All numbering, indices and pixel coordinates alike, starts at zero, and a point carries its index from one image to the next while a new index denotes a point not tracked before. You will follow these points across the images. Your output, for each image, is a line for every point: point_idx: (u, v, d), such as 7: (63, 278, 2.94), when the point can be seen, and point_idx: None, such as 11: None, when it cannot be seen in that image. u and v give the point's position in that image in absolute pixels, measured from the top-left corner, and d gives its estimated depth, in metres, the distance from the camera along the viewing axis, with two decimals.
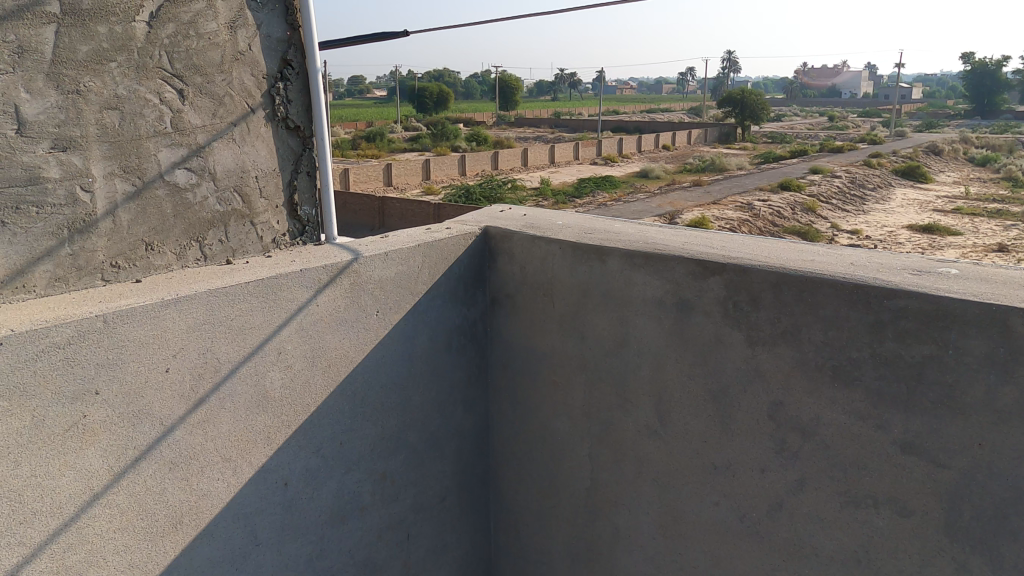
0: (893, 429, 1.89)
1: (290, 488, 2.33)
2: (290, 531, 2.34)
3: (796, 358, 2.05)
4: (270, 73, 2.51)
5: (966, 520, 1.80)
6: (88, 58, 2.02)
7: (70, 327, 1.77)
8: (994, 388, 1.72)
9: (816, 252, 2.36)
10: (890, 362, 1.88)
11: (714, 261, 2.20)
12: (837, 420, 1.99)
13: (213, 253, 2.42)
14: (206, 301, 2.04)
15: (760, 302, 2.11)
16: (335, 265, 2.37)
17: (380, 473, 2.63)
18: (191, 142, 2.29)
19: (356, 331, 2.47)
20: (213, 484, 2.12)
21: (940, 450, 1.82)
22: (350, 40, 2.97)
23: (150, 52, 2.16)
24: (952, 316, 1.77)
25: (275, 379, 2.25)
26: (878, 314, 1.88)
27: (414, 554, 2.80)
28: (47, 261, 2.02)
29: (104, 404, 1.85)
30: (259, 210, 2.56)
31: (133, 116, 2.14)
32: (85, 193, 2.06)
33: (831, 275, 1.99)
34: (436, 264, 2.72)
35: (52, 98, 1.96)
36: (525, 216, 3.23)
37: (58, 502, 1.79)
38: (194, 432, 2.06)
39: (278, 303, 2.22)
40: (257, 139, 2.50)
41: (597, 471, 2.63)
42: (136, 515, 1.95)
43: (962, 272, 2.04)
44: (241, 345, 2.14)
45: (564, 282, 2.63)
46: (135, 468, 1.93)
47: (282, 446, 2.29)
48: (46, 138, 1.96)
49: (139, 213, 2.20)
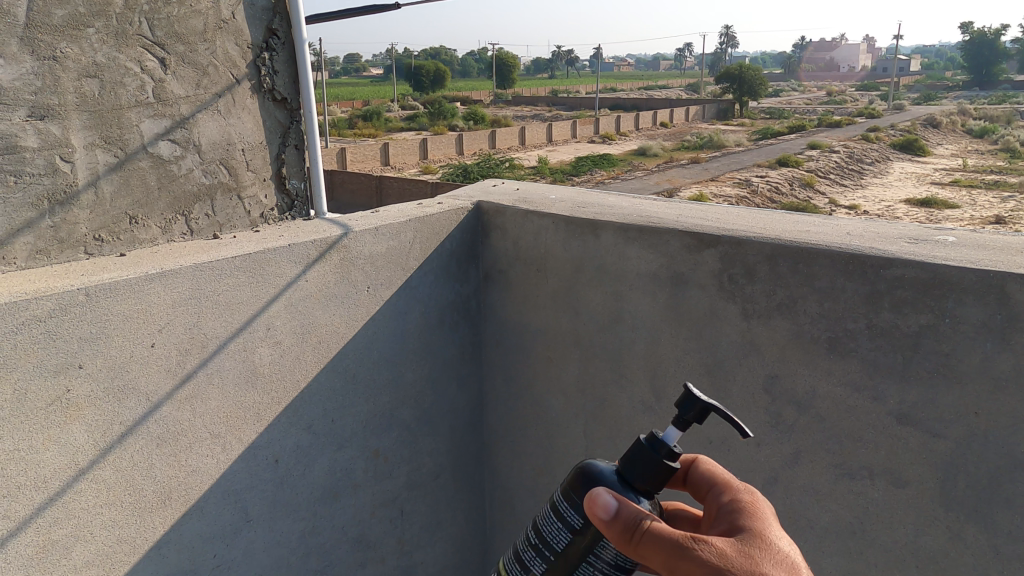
0: (889, 399, 1.86)
1: (280, 466, 2.31)
2: (281, 508, 2.32)
3: (792, 330, 2.02)
4: (256, 43, 2.47)
5: (962, 489, 1.78)
6: (65, 23, 1.97)
7: (50, 300, 1.73)
8: (990, 355, 1.69)
9: (811, 222, 2.32)
10: (886, 333, 1.85)
11: (709, 233, 2.16)
12: (833, 392, 1.96)
13: (199, 228, 2.39)
14: (192, 274, 2.00)
15: (755, 275, 2.07)
16: (323, 239, 2.33)
17: (374, 450, 2.60)
18: (173, 114, 2.25)
19: (347, 307, 2.44)
20: (202, 460, 2.10)
21: (936, 420, 1.79)
22: (340, 14, 2.92)
23: (129, 19, 2.11)
24: (949, 283, 1.74)
25: (264, 355, 2.22)
26: (874, 283, 1.85)
27: (409, 530, 2.79)
28: (28, 232, 1.98)
29: (88, 378, 1.82)
30: (247, 184, 2.53)
31: (113, 85, 2.10)
32: (65, 163, 2.03)
33: (827, 244, 1.96)
34: (428, 238, 2.68)
35: (27, 65, 1.92)
36: (519, 190, 3.19)
37: (43, 476, 1.77)
38: (182, 408, 2.03)
39: (265, 277, 2.18)
40: (243, 110, 2.46)
41: (592, 447, 2.61)
42: (124, 490, 1.93)
43: (961, 240, 2.01)
44: (229, 321, 2.11)
45: (557, 256, 2.60)
46: (121, 444, 1.91)
47: (272, 423, 2.27)
48: (23, 106, 1.92)
49: (123, 185, 2.16)
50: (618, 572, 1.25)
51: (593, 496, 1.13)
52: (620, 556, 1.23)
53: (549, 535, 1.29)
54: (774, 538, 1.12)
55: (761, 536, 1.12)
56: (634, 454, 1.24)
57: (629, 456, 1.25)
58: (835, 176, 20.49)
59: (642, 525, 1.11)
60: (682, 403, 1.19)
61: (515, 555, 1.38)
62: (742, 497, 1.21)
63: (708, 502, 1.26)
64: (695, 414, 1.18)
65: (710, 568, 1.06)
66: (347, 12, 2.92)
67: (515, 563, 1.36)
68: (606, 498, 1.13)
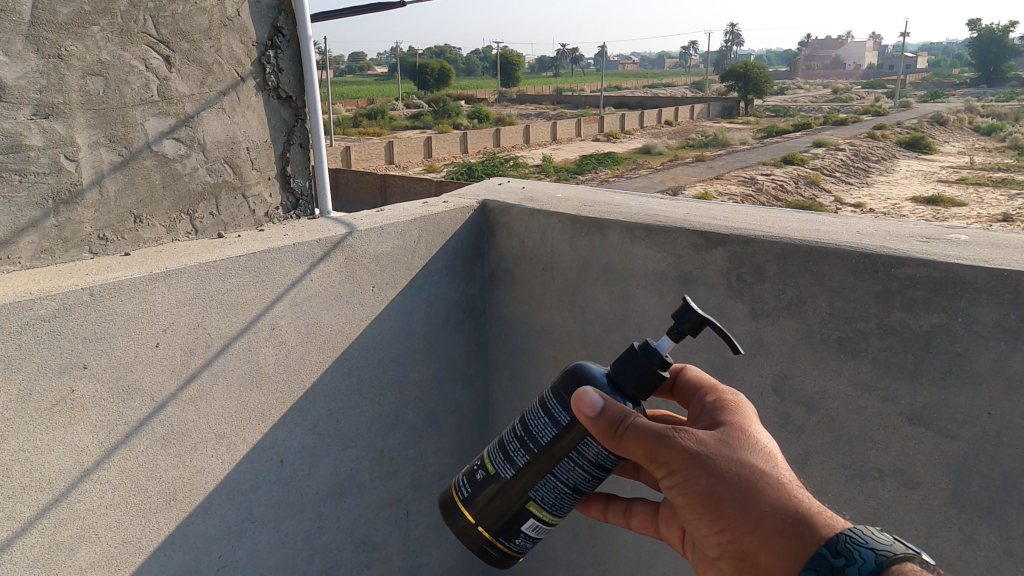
0: (900, 400, 1.84)
1: (285, 466, 2.29)
2: (286, 508, 2.31)
3: (802, 330, 2.00)
4: (261, 41, 2.45)
5: (975, 490, 1.76)
6: (70, 21, 1.96)
7: (55, 299, 1.72)
8: (1004, 355, 1.67)
9: (820, 221, 2.30)
10: (897, 333, 1.83)
11: (717, 232, 2.14)
12: (843, 392, 1.94)
13: (204, 227, 2.38)
14: (196, 273, 1.99)
15: (764, 274, 2.05)
16: (328, 238, 2.31)
17: (379, 450, 2.59)
18: (178, 112, 2.24)
19: (352, 307, 2.42)
20: (207, 460, 2.09)
21: (948, 421, 1.77)
22: (345, 12, 2.90)
23: (134, 16, 2.09)
24: (961, 282, 1.72)
25: (269, 354, 2.20)
26: (886, 283, 1.83)
27: (414, 530, 2.77)
28: (33, 231, 1.97)
29: (93, 378, 1.81)
30: (252, 183, 2.51)
31: (118, 83, 2.08)
32: (70, 162, 2.01)
33: (838, 243, 1.94)
34: (434, 237, 2.67)
35: (33, 63, 1.90)
36: (524, 189, 3.17)
37: (48, 476, 1.75)
38: (187, 408, 2.02)
39: (270, 276, 2.17)
40: (248, 108, 2.44)
41: None
42: (129, 491, 1.92)
43: (973, 238, 1.99)
44: (233, 321, 2.09)
45: (563, 255, 2.58)
46: (126, 444, 1.89)
47: (277, 423, 2.25)
48: (28, 104, 1.91)
49: (127, 183, 2.15)
50: (596, 469, 1.40)
51: (582, 394, 1.28)
52: (601, 454, 1.37)
53: (533, 429, 1.43)
54: (753, 431, 1.23)
55: (738, 428, 1.24)
56: (627, 360, 1.40)
57: (620, 362, 1.41)
58: (841, 174, 20.42)
59: (623, 417, 1.24)
60: (678, 316, 1.37)
61: (495, 450, 1.51)
62: (720, 397, 1.35)
63: (694, 403, 1.40)
64: (690, 326, 1.36)
65: (690, 454, 1.16)
66: (352, 10, 2.91)
67: (495, 455, 1.50)
68: (592, 396, 1.29)
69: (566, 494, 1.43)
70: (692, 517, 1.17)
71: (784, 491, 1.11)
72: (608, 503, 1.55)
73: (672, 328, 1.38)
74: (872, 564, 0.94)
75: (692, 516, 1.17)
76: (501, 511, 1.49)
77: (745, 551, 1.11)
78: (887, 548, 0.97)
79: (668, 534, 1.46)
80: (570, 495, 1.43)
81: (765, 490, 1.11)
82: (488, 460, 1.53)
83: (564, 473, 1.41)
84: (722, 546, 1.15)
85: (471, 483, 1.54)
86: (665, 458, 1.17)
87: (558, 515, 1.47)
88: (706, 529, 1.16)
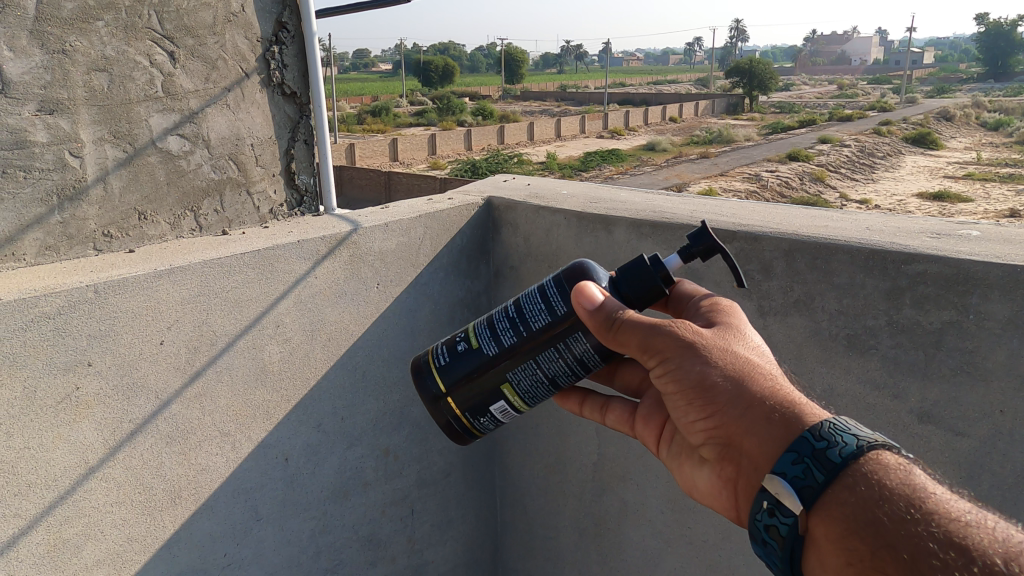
0: (910, 398, 1.83)
1: (290, 464, 2.28)
2: (291, 507, 2.30)
3: (810, 327, 1.98)
4: (265, 37, 2.44)
5: (987, 489, 1.74)
6: (74, 16, 1.95)
7: (60, 296, 1.71)
8: (1017, 352, 1.66)
9: (828, 218, 2.28)
10: (907, 330, 1.81)
11: (724, 229, 2.13)
12: (852, 390, 1.92)
13: (208, 224, 2.37)
14: (201, 271, 1.97)
15: (772, 271, 2.03)
16: (333, 236, 2.30)
17: (384, 448, 2.58)
18: (182, 108, 2.23)
19: (357, 304, 2.41)
20: (212, 458, 2.08)
21: (959, 419, 1.76)
22: (349, 8, 2.89)
23: (139, 12, 2.08)
24: (973, 279, 1.70)
25: (274, 352, 2.19)
26: (896, 279, 1.81)
27: (419, 528, 2.76)
28: (38, 228, 1.96)
29: (97, 376, 1.80)
30: (256, 179, 2.50)
31: (122, 79, 2.07)
32: (74, 158, 2.00)
33: (847, 240, 1.92)
34: (439, 235, 2.65)
35: (37, 58, 1.90)
36: (529, 186, 3.16)
37: (53, 474, 1.75)
38: (192, 406, 2.01)
39: (275, 273, 2.16)
40: (252, 105, 2.43)
41: (605, 445, 2.58)
42: (134, 489, 1.91)
43: (985, 234, 1.97)
44: (238, 318, 2.08)
45: (569, 252, 2.56)
46: (131, 442, 1.89)
47: (282, 421, 2.24)
48: (32, 100, 1.90)
49: (132, 180, 2.14)
50: (576, 367, 1.52)
51: (584, 287, 1.35)
52: (586, 352, 1.50)
53: (528, 314, 1.55)
54: (748, 334, 1.24)
55: (730, 328, 1.25)
56: (639, 270, 1.49)
57: (629, 270, 1.51)
58: (846, 170, 20.36)
59: (619, 313, 1.27)
60: (693, 238, 1.53)
61: (482, 325, 1.63)
62: (713, 300, 1.37)
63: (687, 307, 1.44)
64: (702, 249, 1.53)
65: (684, 343, 1.16)
66: (356, 6, 2.89)
67: (482, 330, 1.62)
68: (593, 292, 1.36)
69: (542, 385, 1.57)
70: (676, 404, 1.18)
71: (772, 382, 1.11)
72: (585, 397, 1.59)
73: (687, 245, 1.54)
74: (852, 448, 0.94)
75: (676, 403, 1.18)
76: (478, 384, 1.62)
77: (728, 437, 1.11)
78: (869, 436, 0.96)
79: (642, 434, 1.49)
80: (545, 387, 1.57)
81: (752, 379, 1.12)
82: (473, 334, 1.65)
83: (547, 364, 1.54)
84: (704, 434, 1.16)
85: (452, 351, 1.66)
86: (660, 346, 1.18)
87: (529, 401, 1.61)
88: (690, 416, 1.17)
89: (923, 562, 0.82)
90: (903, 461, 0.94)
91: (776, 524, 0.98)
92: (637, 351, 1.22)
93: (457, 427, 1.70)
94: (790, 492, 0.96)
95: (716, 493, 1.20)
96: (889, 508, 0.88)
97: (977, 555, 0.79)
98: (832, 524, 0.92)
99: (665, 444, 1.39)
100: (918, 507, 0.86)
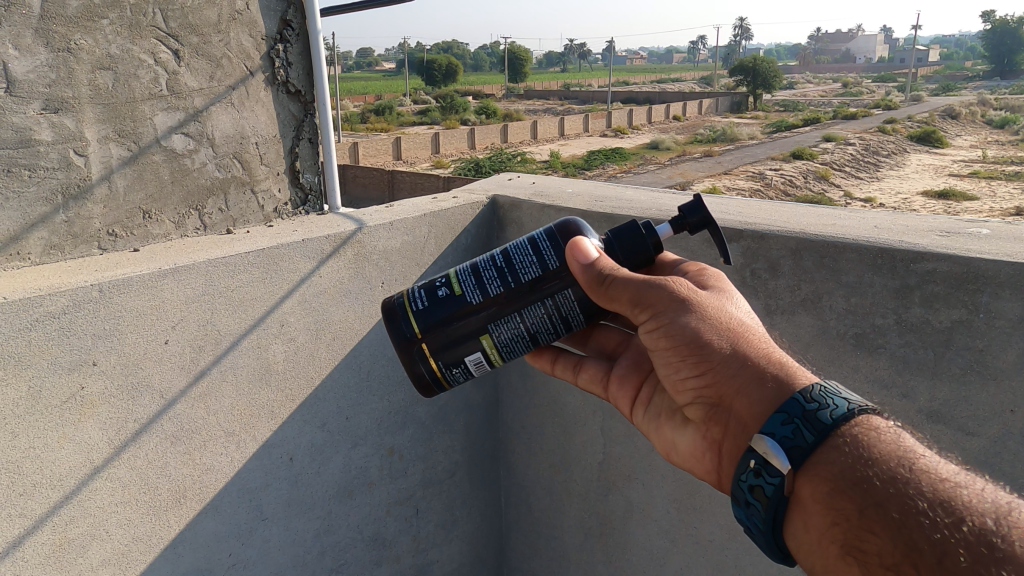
0: (919, 397, 1.81)
1: (295, 464, 2.28)
2: (296, 507, 2.29)
3: (817, 326, 1.97)
4: (270, 35, 2.43)
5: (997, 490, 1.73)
6: (79, 14, 1.94)
7: (65, 296, 1.70)
8: None
9: (836, 217, 2.27)
10: (917, 329, 1.80)
11: (730, 227, 2.11)
12: (860, 389, 1.91)
13: (213, 223, 2.36)
14: (206, 270, 1.97)
15: (779, 270, 2.02)
16: (338, 235, 2.29)
17: (389, 448, 2.57)
18: (187, 106, 2.22)
19: (361, 303, 2.40)
20: (217, 458, 2.07)
21: (969, 419, 1.74)
22: (354, 6, 2.88)
23: (143, 10, 2.07)
24: (983, 278, 1.69)
25: (279, 352, 2.18)
26: (905, 278, 1.80)
27: (424, 527, 2.76)
28: (42, 227, 1.96)
29: (102, 376, 1.79)
30: (260, 178, 2.49)
31: (127, 77, 2.07)
32: (79, 157, 2.00)
33: (855, 238, 1.90)
34: (444, 233, 2.64)
35: (42, 56, 1.89)
36: (534, 184, 3.14)
37: (59, 474, 1.74)
38: (197, 406, 2.00)
39: (280, 272, 2.15)
40: (257, 103, 2.42)
41: (611, 444, 2.57)
42: (139, 489, 1.91)
43: (995, 233, 1.95)
44: (243, 317, 2.07)
45: None
46: (136, 442, 1.88)
47: (287, 421, 2.24)
48: (37, 99, 1.90)
49: (136, 178, 2.13)
50: (558, 322, 1.53)
51: (579, 244, 1.42)
52: (571, 308, 1.51)
53: (519, 265, 1.51)
54: (737, 300, 1.29)
55: (722, 293, 1.29)
56: (634, 232, 1.53)
57: (622, 229, 1.54)
58: (851, 169, 20.31)
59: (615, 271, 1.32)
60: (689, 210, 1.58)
61: (464, 271, 1.56)
62: (703, 268, 1.41)
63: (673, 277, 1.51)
64: (696, 221, 1.57)
65: (679, 300, 1.20)
66: (361, 4, 2.89)
67: (465, 276, 1.55)
68: (588, 249, 1.42)
69: (522, 338, 1.55)
70: (668, 361, 1.22)
71: (766, 346, 1.15)
72: (557, 356, 1.62)
73: (681, 217, 1.58)
74: (844, 410, 0.97)
75: (669, 359, 1.21)
76: (458, 333, 1.55)
77: (719, 397, 1.14)
78: (857, 400, 1.00)
79: (618, 394, 1.53)
80: (525, 340, 1.55)
81: (746, 342, 1.15)
82: (452, 279, 1.58)
83: (531, 318, 1.52)
84: (694, 391, 1.19)
85: (429, 295, 1.57)
86: (653, 301, 1.22)
87: (504, 355, 1.58)
88: (682, 373, 1.20)
89: (910, 521, 0.85)
90: (892, 426, 0.98)
91: (762, 483, 1.02)
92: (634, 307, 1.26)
93: (426, 377, 1.61)
94: (778, 452, 0.99)
95: (701, 451, 1.24)
96: (875, 467, 0.91)
97: (962, 513, 0.82)
98: (820, 483, 0.95)
99: (643, 408, 1.45)
100: (905, 467, 0.90)
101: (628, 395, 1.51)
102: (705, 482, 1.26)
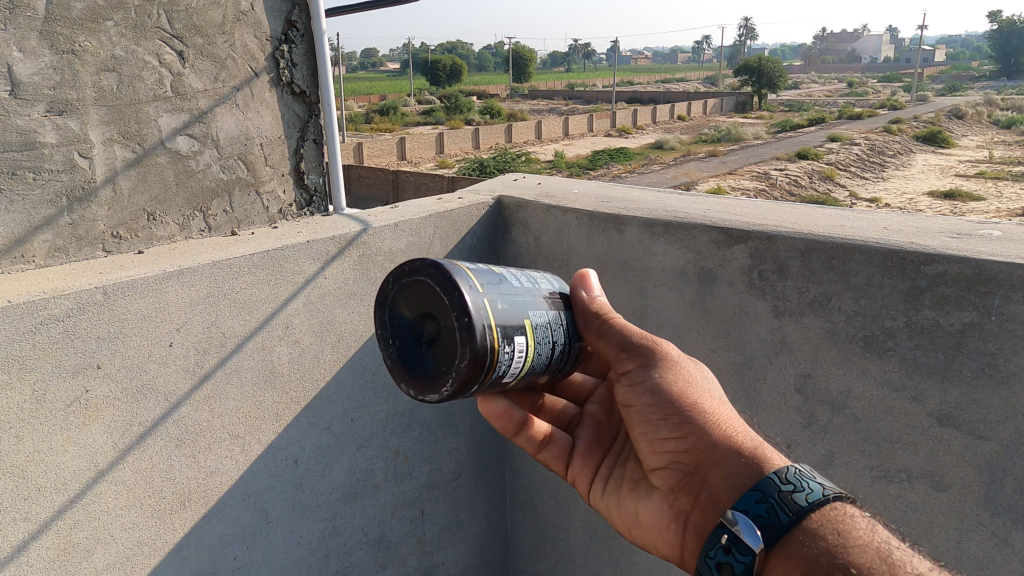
0: (929, 400, 1.80)
1: (300, 466, 2.26)
2: (301, 509, 2.28)
3: (825, 328, 1.95)
4: (275, 35, 2.42)
5: (1010, 493, 1.71)
6: (84, 16, 1.93)
7: (68, 298, 1.69)
8: None
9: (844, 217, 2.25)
10: (927, 331, 1.78)
11: (738, 228, 2.10)
12: (869, 392, 1.90)
13: (217, 224, 2.35)
14: (210, 272, 1.96)
15: (787, 271, 2.01)
16: (343, 236, 2.28)
17: (394, 450, 2.56)
18: (192, 107, 2.21)
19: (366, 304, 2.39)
20: (222, 460, 2.06)
21: (980, 422, 1.73)
22: (358, 7, 2.87)
23: (148, 11, 2.07)
24: (995, 280, 1.67)
25: (283, 354, 2.18)
26: (915, 280, 1.79)
27: (429, 530, 2.74)
28: (47, 230, 1.95)
29: (107, 378, 1.78)
30: (265, 179, 2.48)
31: (131, 78, 2.06)
32: (84, 159, 1.99)
33: (864, 239, 1.89)
34: (449, 234, 2.63)
35: (46, 58, 1.88)
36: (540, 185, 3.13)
37: (63, 478, 1.73)
38: (202, 408, 1.99)
39: (285, 273, 2.14)
40: (261, 104, 2.41)
41: None
42: (144, 493, 1.90)
43: (1006, 234, 1.93)
44: (247, 319, 2.06)
45: (580, 252, 2.54)
46: (141, 445, 1.87)
47: (292, 423, 2.23)
48: (42, 101, 1.89)
49: (140, 180, 2.12)
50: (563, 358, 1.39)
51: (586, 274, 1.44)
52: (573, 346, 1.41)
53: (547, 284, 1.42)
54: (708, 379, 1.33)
55: None
56: None
57: None
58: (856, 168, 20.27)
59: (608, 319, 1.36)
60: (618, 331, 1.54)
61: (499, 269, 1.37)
62: None
63: None
64: None
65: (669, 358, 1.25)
66: (366, 5, 2.88)
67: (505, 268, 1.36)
68: (593, 283, 1.44)
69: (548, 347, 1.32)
70: (647, 420, 1.22)
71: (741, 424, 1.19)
72: None
73: None
74: (819, 496, 0.99)
75: (648, 417, 1.22)
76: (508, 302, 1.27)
77: (697, 465, 1.16)
78: (830, 488, 1.02)
79: (574, 470, 1.46)
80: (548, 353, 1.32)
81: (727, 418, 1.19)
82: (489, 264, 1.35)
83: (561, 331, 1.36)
84: (670, 455, 1.20)
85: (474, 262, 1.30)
86: (643, 352, 1.25)
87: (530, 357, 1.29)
88: (660, 434, 1.21)
89: None
90: (866, 519, 0.99)
91: (730, 561, 0.99)
92: (621, 356, 1.28)
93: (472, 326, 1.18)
94: (751, 529, 0.99)
95: (664, 525, 1.22)
96: (851, 556, 0.92)
97: None
98: (792, 565, 0.94)
99: (603, 481, 1.40)
100: (880, 561, 0.90)
101: (587, 470, 1.44)
102: (664, 558, 1.23)
